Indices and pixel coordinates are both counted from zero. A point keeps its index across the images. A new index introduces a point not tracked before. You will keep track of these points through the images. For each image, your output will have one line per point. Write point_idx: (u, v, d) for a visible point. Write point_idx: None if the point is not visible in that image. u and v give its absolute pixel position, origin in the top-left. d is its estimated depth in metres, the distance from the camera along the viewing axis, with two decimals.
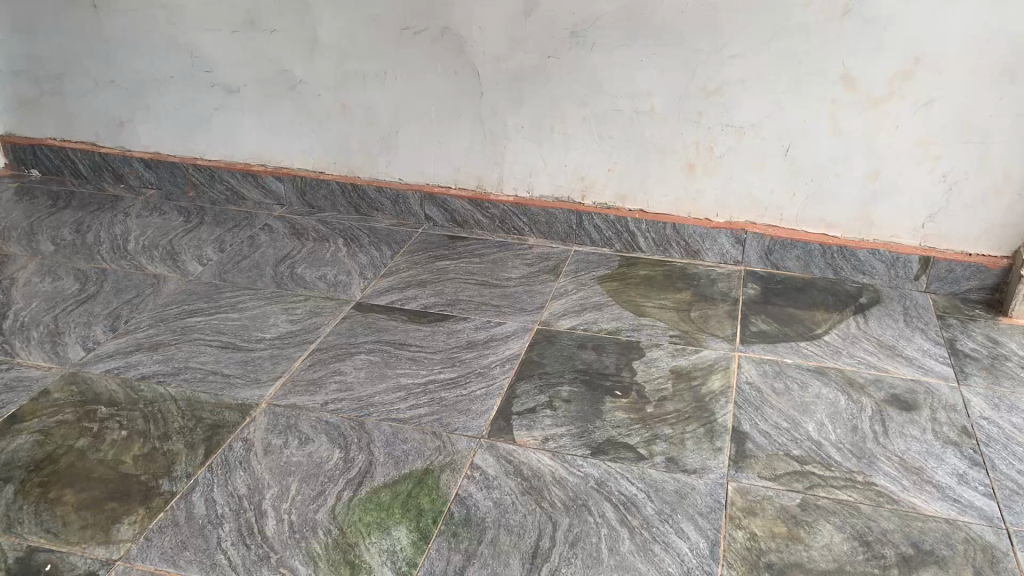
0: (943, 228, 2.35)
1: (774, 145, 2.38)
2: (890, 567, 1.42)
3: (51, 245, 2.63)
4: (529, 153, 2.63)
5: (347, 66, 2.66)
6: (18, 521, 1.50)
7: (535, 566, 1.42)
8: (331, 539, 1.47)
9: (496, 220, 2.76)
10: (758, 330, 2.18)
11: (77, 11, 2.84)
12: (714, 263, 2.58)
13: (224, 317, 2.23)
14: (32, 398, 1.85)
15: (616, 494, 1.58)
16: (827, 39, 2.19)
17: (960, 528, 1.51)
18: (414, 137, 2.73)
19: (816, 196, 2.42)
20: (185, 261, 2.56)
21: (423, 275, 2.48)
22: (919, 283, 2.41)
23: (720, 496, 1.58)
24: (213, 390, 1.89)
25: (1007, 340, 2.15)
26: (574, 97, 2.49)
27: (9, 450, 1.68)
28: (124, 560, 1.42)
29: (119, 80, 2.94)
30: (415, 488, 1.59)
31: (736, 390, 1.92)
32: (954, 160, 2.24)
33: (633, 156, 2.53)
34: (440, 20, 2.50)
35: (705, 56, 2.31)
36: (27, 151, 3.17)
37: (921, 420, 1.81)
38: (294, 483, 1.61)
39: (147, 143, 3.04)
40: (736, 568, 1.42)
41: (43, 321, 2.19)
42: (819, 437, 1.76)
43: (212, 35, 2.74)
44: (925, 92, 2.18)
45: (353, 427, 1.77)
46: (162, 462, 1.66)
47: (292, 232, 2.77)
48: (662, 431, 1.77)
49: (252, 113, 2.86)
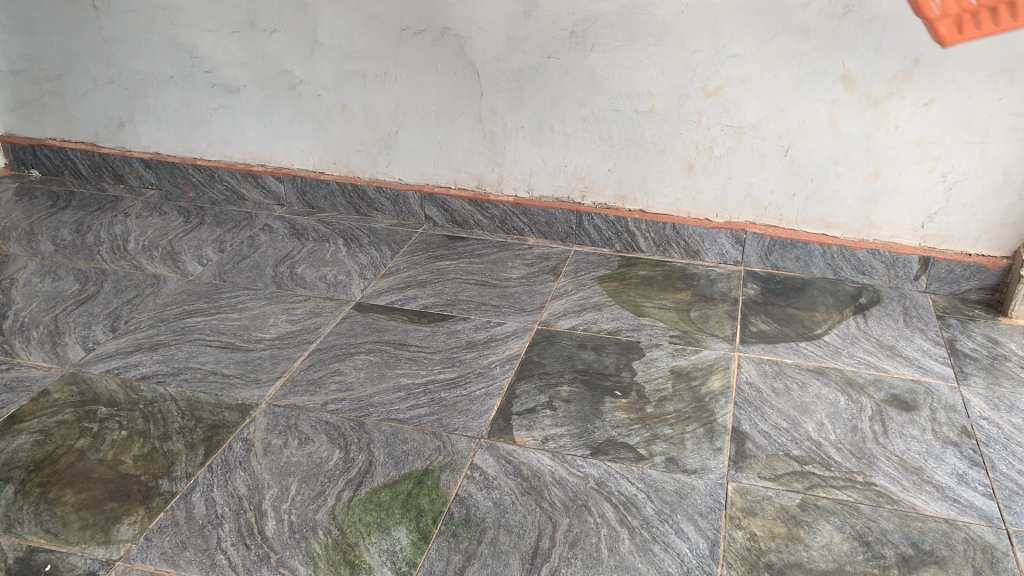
0: (943, 228, 2.35)
1: (774, 145, 2.38)
2: (890, 567, 1.42)
3: (51, 245, 2.63)
4: (529, 153, 2.63)
5: (347, 66, 2.66)
6: (18, 521, 1.50)
7: (535, 566, 1.42)
8: (331, 539, 1.48)
9: (496, 220, 2.77)
10: (758, 330, 2.19)
11: (77, 11, 2.84)
12: (714, 263, 2.58)
13: (224, 317, 2.23)
14: (32, 398, 1.86)
15: (616, 494, 1.59)
16: (827, 39, 2.19)
17: (960, 527, 1.51)
18: (414, 137, 2.73)
19: (816, 196, 2.42)
20: (185, 262, 2.56)
21: (423, 275, 2.49)
22: (919, 283, 2.41)
23: (720, 496, 1.58)
24: (214, 390, 1.89)
25: (1007, 340, 2.15)
26: (574, 96, 2.49)
27: (9, 450, 1.68)
28: (124, 560, 1.42)
29: (119, 80, 2.94)
30: (416, 488, 1.59)
31: (736, 389, 1.92)
32: (954, 160, 2.24)
33: (633, 156, 2.53)
34: (440, 21, 2.50)
35: (704, 56, 2.31)
36: (27, 150, 3.17)
37: (921, 420, 1.81)
38: (294, 483, 1.61)
39: (147, 143, 3.04)
40: (735, 568, 1.42)
41: (43, 321, 2.19)
42: (819, 437, 1.76)
43: (212, 35, 2.74)
44: (925, 92, 2.18)
45: (353, 427, 1.78)
46: (162, 462, 1.66)
47: (292, 232, 2.77)
48: (662, 431, 1.77)
49: (252, 113, 2.86)
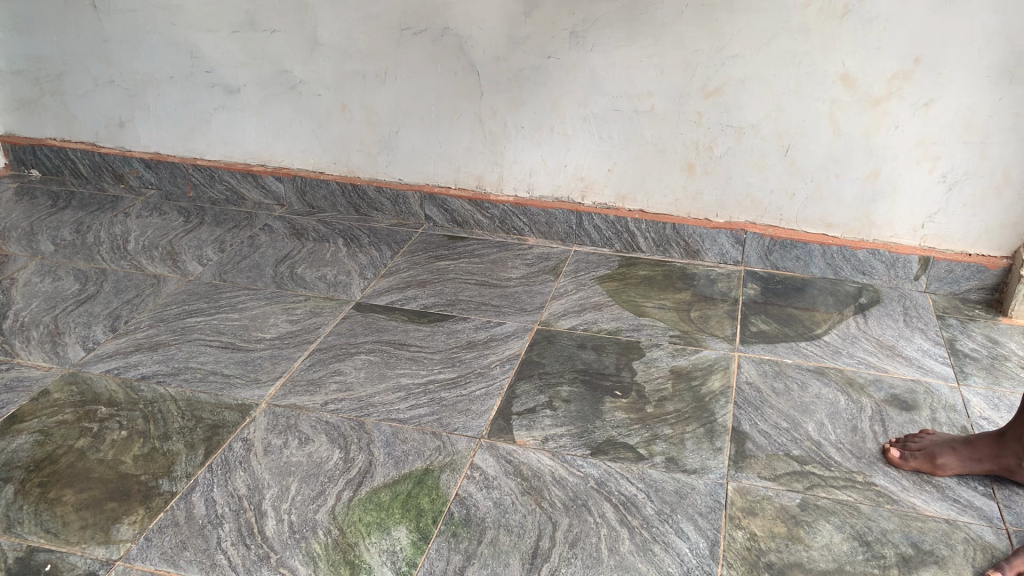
0: (944, 228, 2.35)
1: (774, 145, 2.38)
2: (890, 567, 1.42)
3: (51, 245, 2.64)
4: (530, 153, 2.63)
5: (347, 66, 2.66)
6: (18, 521, 1.50)
7: (535, 566, 1.42)
8: (331, 539, 1.48)
9: (497, 221, 2.77)
10: (758, 330, 2.19)
11: (77, 11, 2.83)
12: (714, 263, 2.58)
13: (224, 317, 2.23)
14: (32, 398, 1.86)
15: (616, 493, 1.59)
16: (827, 39, 2.19)
17: (959, 527, 1.51)
18: (414, 138, 2.73)
19: (816, 196, 2.42)
20: (185, 261, 2.56)
21: (423, 275, 2.49)
22: (919, 283, 2.41)
23: (720, 496, 1.58)
24: (214, 390, 1.89)
25: (1007, 340, 2.15)
26: (574, 97, 2.49)
27: (8, 450, 1.68)
28: (124, 560, 1.42)
29: (118, 80, 2.94)
30: (416, 488, 1.59)
31: (736, 389, 1.92)
32: (954, 160, 2.24)
33: (633, 156, 2.53)
34: (440, 21, 2.50)
35: (704, 57, 2.31)
36: (27, 150, 3.17)
37: (921, 420, 1.81)
38: (294, 483, 1.61)
39: (147, 143, 3.04)
40: (736, 568, 1.42)
41: (43, 321, 2.19)
42: (819, 437, 1.76)
43: (212, 35, 2.75)
44: (924, 92, 2.18)
45: (353, 427, 1.78)
46: (162, 462, 1.66)
47: (292, 232, 2.77)
48: (662, 431, 1.77)
49: (252, 113, 2.86)
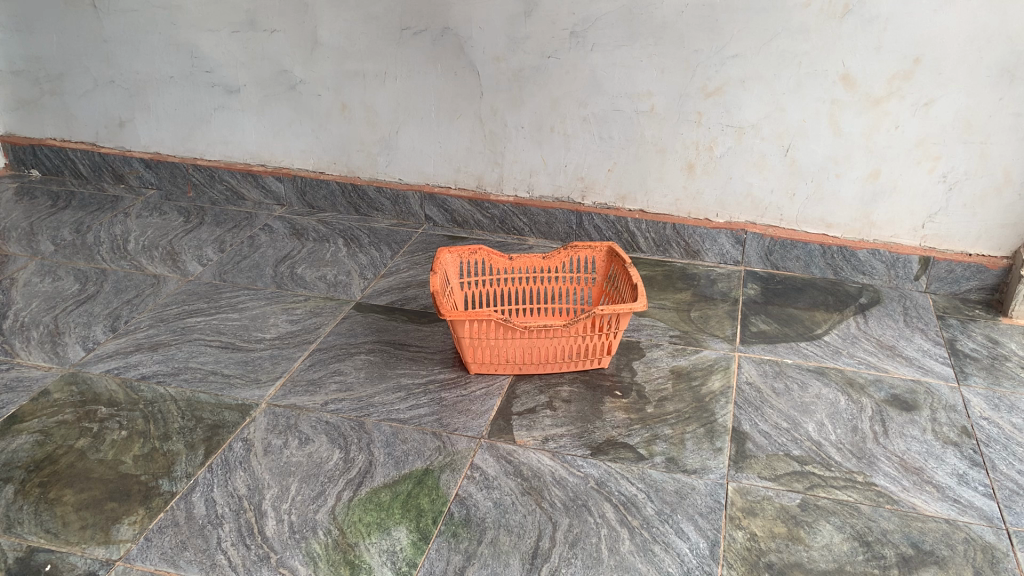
0: (944, 228, 2.35)
1: (775, 144, 2.38)
2: (890, 567, 1.42)
3: (51, 245, 2.63)
4: (530, 153, 2.63)
5: (348, 66, 2.66)
6: (18, 522, 1.51)
7: (535, 566, 1.42)
8: (331, 539, 1.47)
9: (497, 220, 2.76)
10: (758, 330, 2.19)
11: (77, 11, 2.83)
12: (714, 263, 2.58)
13: (225, 317, 2.23)
14: (32, 398, 1.85)
15: (616, 494, 1.58)
16: (827, 39, 2.19)
17: (960, 528, 1.51)
18: (414, 138, 2.73)
19: (816, 196, 2.42)
20: (185, 262, 2.56)
21: (423, 275, 2.48)
22: (919, 283, 2.41)
23: (721, 496, 1.58)
24: (214, 390, 1.89)
25: (1007, 340, 2.15)
26: (574, 97, 2.49)
27: (9, 450, 1.68)
28: (124, 560, 1.43)
29: (118, 80, 2.94)
30: (416, 488, 1.59)
31: (736, 389, 1.92)
32: (954, 160, 2.24)
33: (632, 156, 2.53)
34: (440, 21, 2.50)
35: (704, 56, 2.31)
36: (27, 150, 3.17)
37: (921, 420, 1.81)
38: (294, 484, 1.61)
39: (147, 143, 3.04)
40: (736, 568, 1.42)
41: (43, 321, 2.19)
42: (819, 437, 1.76)
43: (212, 35, 2.74)
44: (924, 92, 2.18)
45: (353, 427, 1.77)
46: (161, 463, 1.66)
47: (292, 232, 2.77)
48: (662, 431, 1.77)
49: (250, 112, 2.86)
